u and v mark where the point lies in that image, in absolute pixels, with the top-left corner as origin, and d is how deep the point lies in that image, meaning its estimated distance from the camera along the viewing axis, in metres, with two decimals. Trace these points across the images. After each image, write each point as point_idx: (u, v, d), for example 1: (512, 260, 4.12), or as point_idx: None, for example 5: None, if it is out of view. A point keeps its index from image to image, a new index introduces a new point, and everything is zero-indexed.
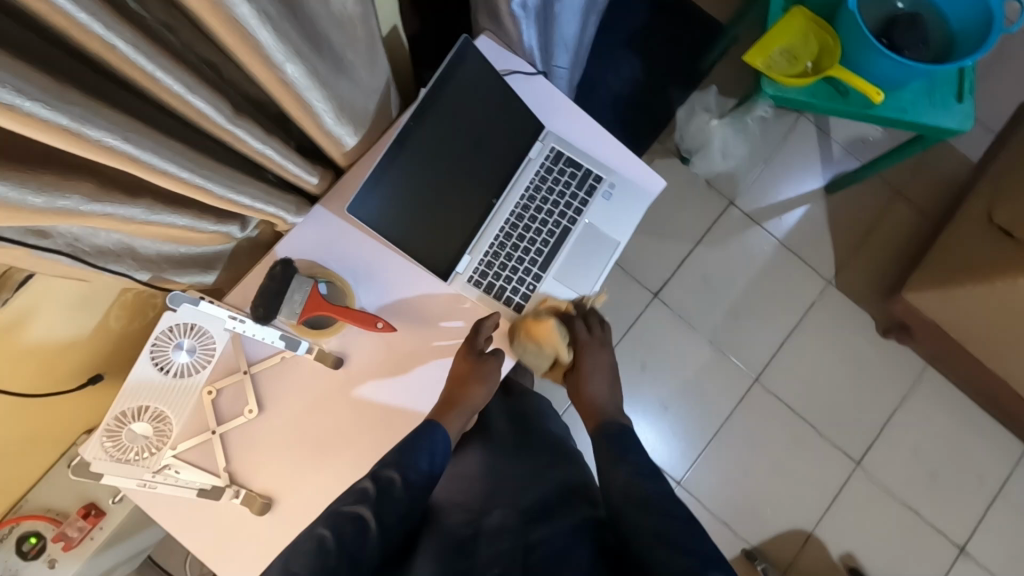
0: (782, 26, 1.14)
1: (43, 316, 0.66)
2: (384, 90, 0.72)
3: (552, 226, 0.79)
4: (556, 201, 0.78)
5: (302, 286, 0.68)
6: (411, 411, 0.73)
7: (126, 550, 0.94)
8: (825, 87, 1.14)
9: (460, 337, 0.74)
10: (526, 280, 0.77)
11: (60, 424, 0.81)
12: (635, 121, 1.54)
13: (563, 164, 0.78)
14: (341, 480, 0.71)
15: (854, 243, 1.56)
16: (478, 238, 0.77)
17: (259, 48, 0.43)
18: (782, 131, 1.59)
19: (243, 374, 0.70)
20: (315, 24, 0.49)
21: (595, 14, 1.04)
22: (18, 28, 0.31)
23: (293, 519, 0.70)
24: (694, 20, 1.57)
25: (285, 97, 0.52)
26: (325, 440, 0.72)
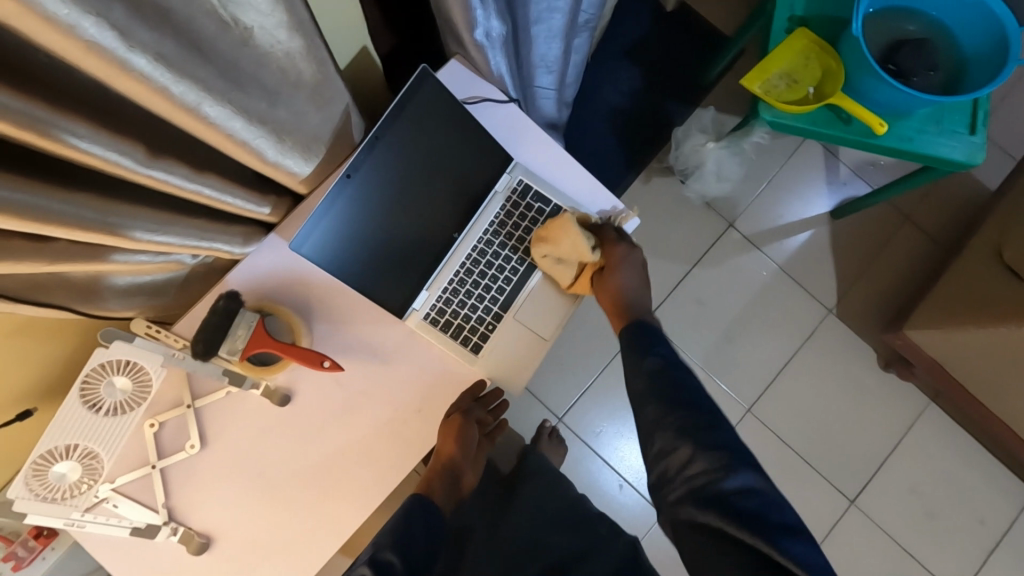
0: (782, 48, 1.08)
1: None
2: (342, 117, 0.69)
3: (515, 263, 0.75)
4: (521, 237, 0.75)
5: (246, 320, 0.66)
6: (359, 456, 0.70)
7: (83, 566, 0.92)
8: (826, 114, 1.08)
9: (413, 380, 0.71)
10: (485, 318, 0.73)
11: None
12: (633, 136, 1.49)
13: (530, 199, 0.74)
14: (282, 522, 0.69)
15: (858, 271, 1.50)
16: (438, 275, 0.73)
17: (162, 92, 0.40)
18: (785, 152, 1.54)
19: (185, 408, 0.68)
20: (235, 60, 0.46)
21: (582, 32, 1.00)
22: None
23: (234, 561, 0.68)
24: (700, 34, 1.52)
25: (210, 138, 0.50)
26: (269, 481, 0.69)
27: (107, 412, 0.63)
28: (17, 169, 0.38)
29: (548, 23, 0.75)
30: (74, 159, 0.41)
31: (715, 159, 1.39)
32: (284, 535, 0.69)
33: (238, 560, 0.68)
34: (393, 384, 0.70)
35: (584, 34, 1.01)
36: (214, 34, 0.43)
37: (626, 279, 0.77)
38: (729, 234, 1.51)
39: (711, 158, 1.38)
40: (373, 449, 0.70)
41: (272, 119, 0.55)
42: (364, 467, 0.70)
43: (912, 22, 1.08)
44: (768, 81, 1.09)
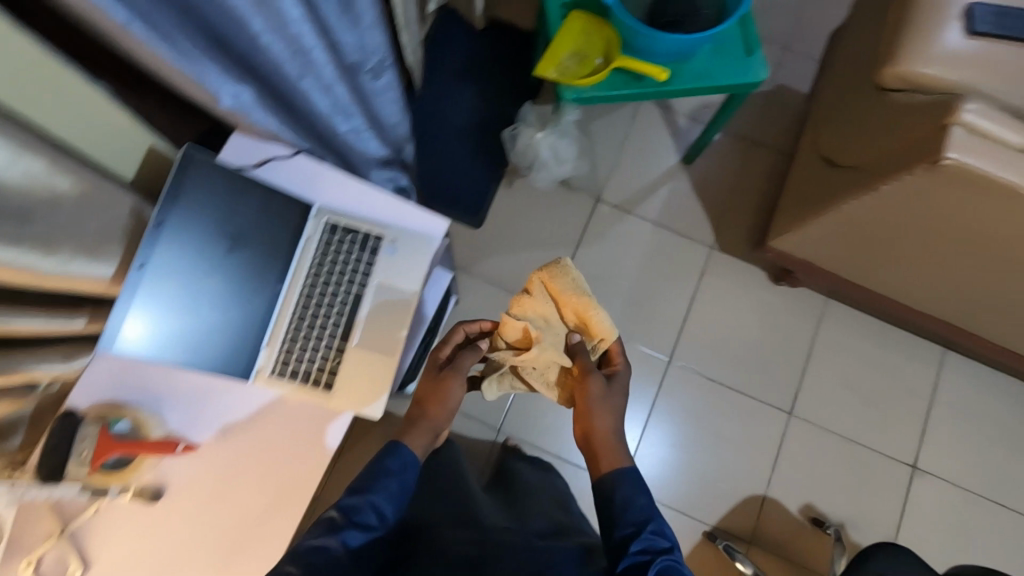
0: (564, 32, 1.19)
1: None
2: (132, 213, 0.72)
3: (345, 297, 0.79)
4: (342, 270, 0.79)
5: (89, 433, 0.69)
6: (245, 527, 0.71)
7: None
8: (617, 77, 1.16)
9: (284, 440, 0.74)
10: (330, 355, 0.78)
11: None
12: (483, 147, 1.57)
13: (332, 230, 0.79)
14: None
15: (725, 203, 1.60)
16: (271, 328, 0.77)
17: None
18: (626, 118, 1.64)
19: (58, 536, 0.69)
20: None
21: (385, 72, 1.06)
22: None
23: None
24: (515, 39, 1.63)
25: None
26: (213, 563, 0.70)
27: None
28: None
29: (308, 74, 0.81)
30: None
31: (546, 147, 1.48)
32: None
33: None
34: (254, 448, 0.73)
35: (387, 68, 1.07)
36: None
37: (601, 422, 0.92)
38: (599, 207, 1.59)
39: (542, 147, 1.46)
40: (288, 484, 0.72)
41: (29, 235, 0.57)
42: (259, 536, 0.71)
43: None
44: (559, 63, 1.18)
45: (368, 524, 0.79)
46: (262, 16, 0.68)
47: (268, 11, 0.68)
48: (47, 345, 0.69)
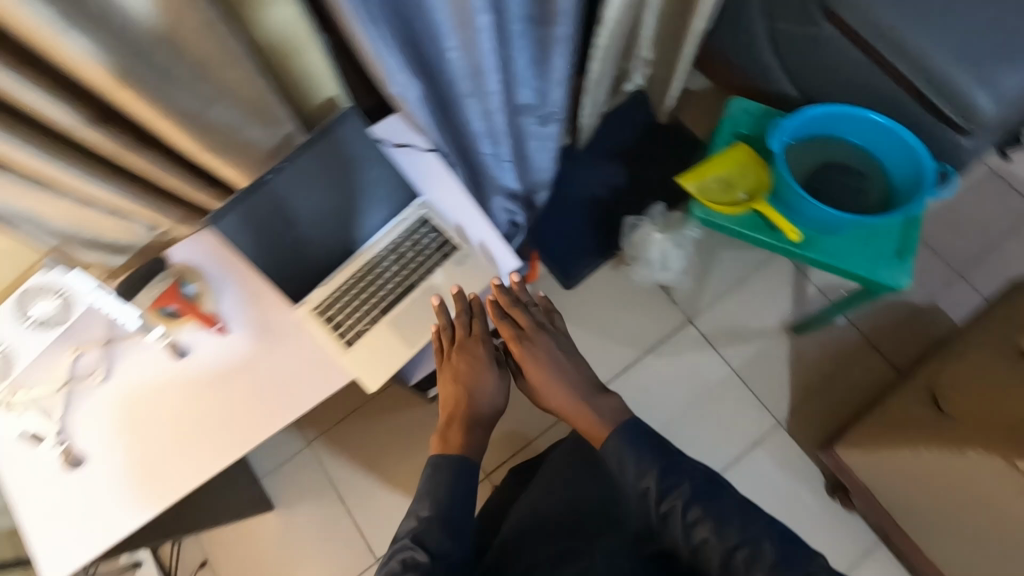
0: (724, 157, 1.20)
1: None
2: (288, 139, 0.85)
3: (391, 287, 0.86)
4: (404, 264, 0.87)
5: (164, 281, 0.81)
6: (205, 457, 0.79)
7: None
8: (754, 218, 1.17)
9: (279, 383, 0.82)
10: (365, 316, 0.84)
11: None
12: (606, 224, 1.60)
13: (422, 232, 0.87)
14: (159, 486, 0.78)
15: (815, 386, 1.49)
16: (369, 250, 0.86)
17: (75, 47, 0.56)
18: (754, 261, 1.60)
19: (101, 344, 0.82)
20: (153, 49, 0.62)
21: (549, 134, 1.23)
22: None
23: (106, 519, 0.77)
24: (685, 144, 1.66)
25: (125, 103, 0.66)
26: (174, 451, 0.79)
27: (40, 328, 0.76)
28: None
29: (479, 99, 0.91)
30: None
31: (661, 250, 1.32)
32: (191, 477, 0.78)
33: (118, 533, 0.76)
34: (248, 383, 0.82)
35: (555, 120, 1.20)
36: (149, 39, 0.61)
37: (549, 378, 0.90)
38: (688, 329, 1.55)
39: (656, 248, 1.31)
40: (324, 375, 0.82)
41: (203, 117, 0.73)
42: (224, 452, 0.79)
43: (849, 153, 1.16)
44: (702, 182, 1.19)
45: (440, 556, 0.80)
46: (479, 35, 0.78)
47: (465, 34, 0.80)
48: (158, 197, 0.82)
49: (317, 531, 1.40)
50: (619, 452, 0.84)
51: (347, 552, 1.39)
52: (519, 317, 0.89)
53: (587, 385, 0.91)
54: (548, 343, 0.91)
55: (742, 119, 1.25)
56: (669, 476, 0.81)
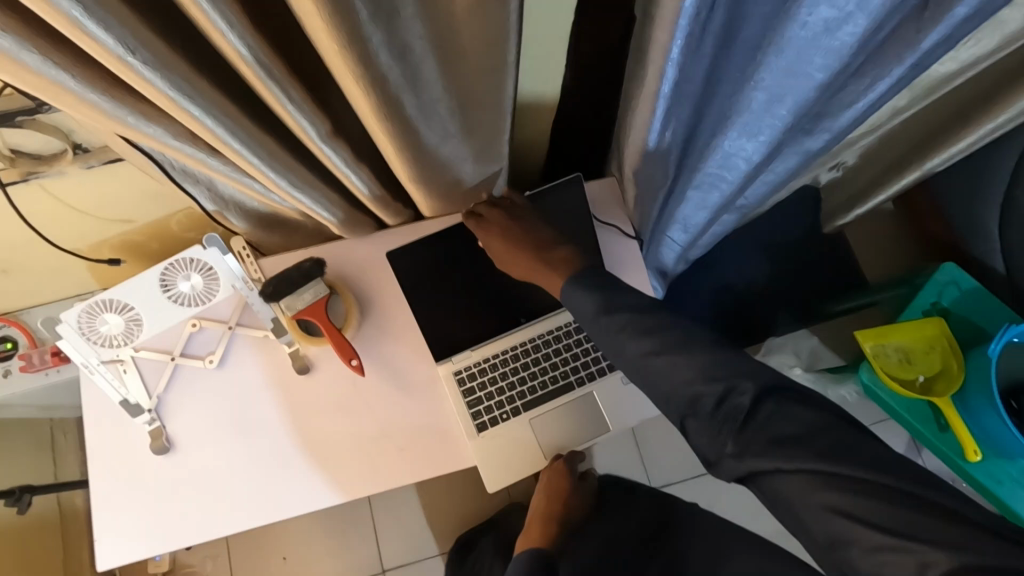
0: (914, 325, 1.04)
1: (123, 198, 0.71)
2: (493, 177, 0.73)
3: (543, 378, 0.77)
4: (562, 358, 0.78)
5: (315, 289, 0.71)
6: (293, 493, 0.72)
7: (47, 397, 1.01)
8: (924, 407, 1.04)
9: (393, 440, 0.73)
10: (506, 403, 0.76)
11: (65, 276, 0.87)
12: (731, 319, 1.46)
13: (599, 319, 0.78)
14: (244, 508, 0.71)
15: None
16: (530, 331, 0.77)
17: (359, 81, 0.45)
18: (869, 415, 1.44)
19: (226, 327, 0.74)
20: (426, 85, 0.51)
21: (729, 217, 1.11)
22: (178, 29, 0.39)
23: (180, 523, 0.70)
24: (847, 263, 1.49)
25: (372, 130, 0.54)
26: (265, 475, 0.72)
27: (179, 302, 0.69)
28: (238, 106, 0.47)
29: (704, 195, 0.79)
30: (258, 89, 0.43)
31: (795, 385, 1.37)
32: (278, 510, 0.71)
33: (185, 544, 0.70)
34: (362, 428, 0.74)
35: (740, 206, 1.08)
36: (430, 77, 0.50)
37: (495, 240, 0.73)
38: None
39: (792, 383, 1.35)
40: (446, 451, 0.73)
41: (432, 153, 0.61)
42: (314, 495, 0.72)
43: None
44: (881, 346, 1.04)
45: None
46: (748, 140, 0.67)
47: (740, 140, 0.67)
48: (345, 199, 0.71)
49: (336, 521, 1.34)
50: (572, 293, 0.65)
51: (360, 556, 1.32)
52: (481, 206, 0.74)
53: (544, 236, 0.72)
54: (515, 214, 0.74)
55: (949, 289, 1.08)
56: (612, 312, 0.61)
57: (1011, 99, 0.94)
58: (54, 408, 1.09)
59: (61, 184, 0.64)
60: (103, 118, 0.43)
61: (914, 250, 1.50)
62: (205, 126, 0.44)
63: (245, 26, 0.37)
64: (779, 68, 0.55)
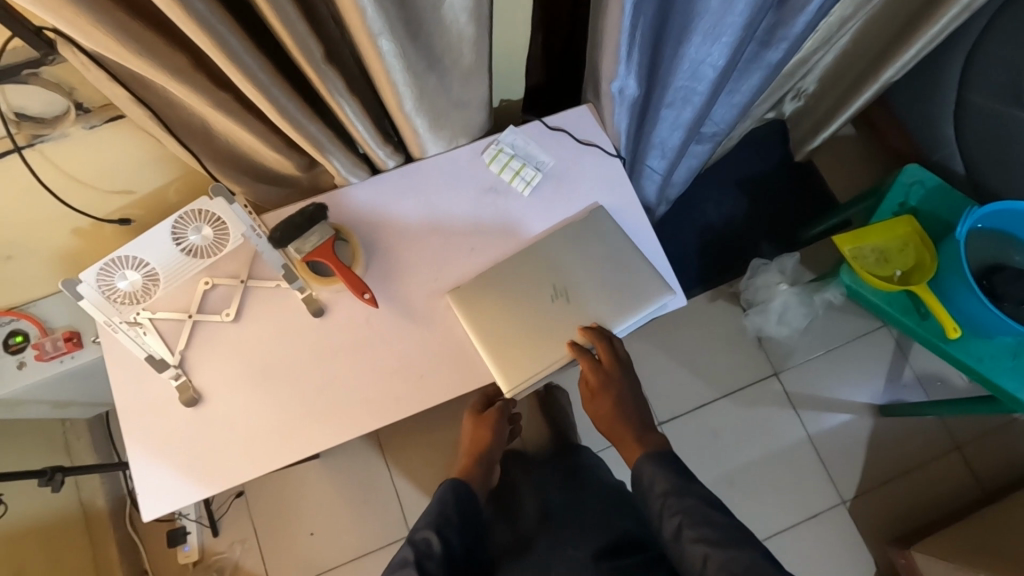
0: (885, 225, 1.10)
1: (122, 165, 0.74)
2: (477, 107, 0.77)
3: None
4: None
5: (322, 231, 0.74)
6: (322, 430, 0.75)
7: (61, 392, 1.02)
8: (903, 300, 1.10)
9: (411, 370, 0.77)
10: None
11: (68, 260, 0.89)
12: (715, 255, 1.51)
13: (628, 274, 0.79)
14: (277, 450, 0.74)
15: (888, 474, 1.42)
16: (564, 304, 0.78)
17: None
18: (857, 330, 1.50)
19: (239, 282, 0.76)
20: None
21: (702, 145, 1.16)
22: None
23: (216, 464, 0.73)
24: (819, 189, 1.55)
25: (364, 52, 0.57)
26: (292, 416, 0.75)
27: (191, 255, 0.72)
28: (237, 26, 0.50)
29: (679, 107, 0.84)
30: (258, 4, 0.47)
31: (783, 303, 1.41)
32: (309, 444, 0.75)
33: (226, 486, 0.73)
34: (381, 362, 0.77)
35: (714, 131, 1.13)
36: None
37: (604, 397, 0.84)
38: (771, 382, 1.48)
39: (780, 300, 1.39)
40: (463, 373, 0.78)
41: (422, 78, 0.65)
42: (342, 429, 0.75)
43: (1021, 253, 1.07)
44: (858, 248, 1.10)
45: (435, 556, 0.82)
46: (713, 44, 0.72)
47: (707, 42, 0.71)
48: (340, 142, 0.74)
49: (356, 492, 1.37)
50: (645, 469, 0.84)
51: (385, 523, 1.35)
52: (603, 354, 0.77)
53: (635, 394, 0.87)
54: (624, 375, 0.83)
55: (914, 190, 1.15)
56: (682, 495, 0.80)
57: None
58: (67, 406, 1.11)
59: (64, 150, 0.67)
60: (114, 42, 0.46)
61: (879, 169, 1.57)
62: (212, 42, 0.47)
63: None
64: None
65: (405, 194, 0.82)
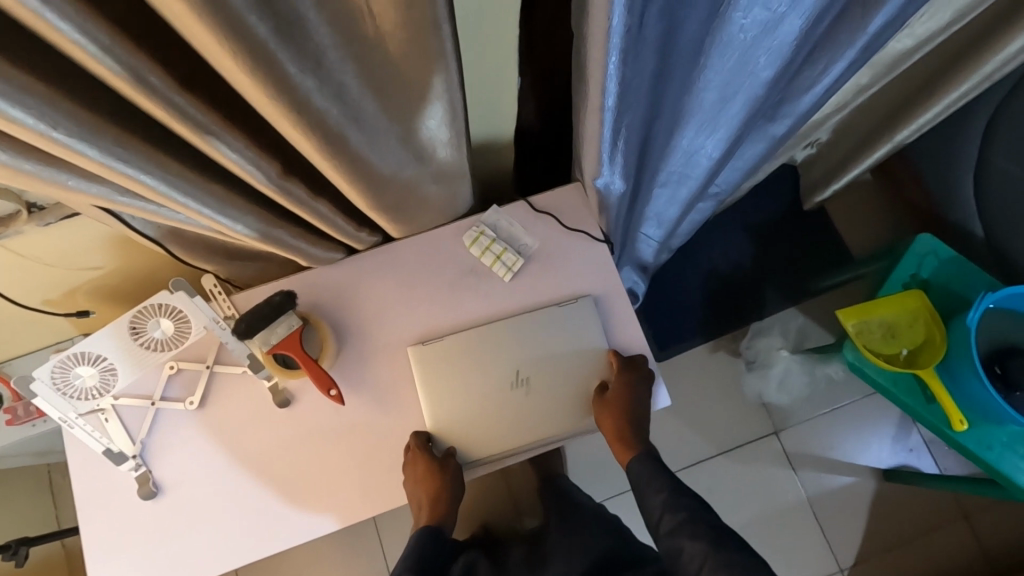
0: (894, 300, 1.05)
1: (86, 249, 0.71)
2: (456, 194, 0.73)
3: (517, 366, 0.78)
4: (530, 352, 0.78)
5: (289, 322, 0.71)
6: (283, 528, 0.72)
7: (38, 447, 1.01)
8: (909, 381, 1.04)
9: (378, 467, 0.74)
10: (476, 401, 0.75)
11: (42, 325, 0.87)
12: (720, 306, 1.46)
13: (598, 373, 0.76)
14: (235, 547, 0.72)
15: (890, 545, 1.37)
16: (523, 393, 0.75)
17: (297, 123, 0.44)
18: (863, 390, 1.44)
19: (203, 367, 0.74)
20: (372, 119, 0.51)
21: (704, 207, 1.11)
22: (102, 92, 0.39)
23: (172, 560, 0.71)
24: (831, 240, 1.49)
25: (325, 168, 0.54)
26: (254, 513, 0.72)
27: (151, 348, 0.69)
28: (180, 159, 0.47)
29: None
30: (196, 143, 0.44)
31: (784, 369, 1.38)
32: (274, 540, 0.72)
33: None
34: (347, 456, 0.74)
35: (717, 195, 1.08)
36: (375, 112, 0.50)
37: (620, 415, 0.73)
38: (770, 440, 1.43)
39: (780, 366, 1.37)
40: None
41: (391, 182, 0.61)
42: (302, 528, 0.72)
43: None
44: (864, 323, 1.05)
45: None
46: (707, 138, 0.67)
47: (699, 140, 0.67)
48: (311, 230, 0.71)
49: None
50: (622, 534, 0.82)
51: None
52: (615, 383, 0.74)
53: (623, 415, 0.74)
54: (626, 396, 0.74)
55: (927, 261, 1.09)
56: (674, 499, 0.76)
57: (971, 68, 0.94)
58: (47, 456, 1.09)
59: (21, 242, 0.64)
60: (40, 183, 0.43)
61: (895, 220, 1.50)
62: (148, 183, 0.44)
63: (169, 88, 0.37)
64: (722, 70, 0.55)
65: (379, 279, 0.78)
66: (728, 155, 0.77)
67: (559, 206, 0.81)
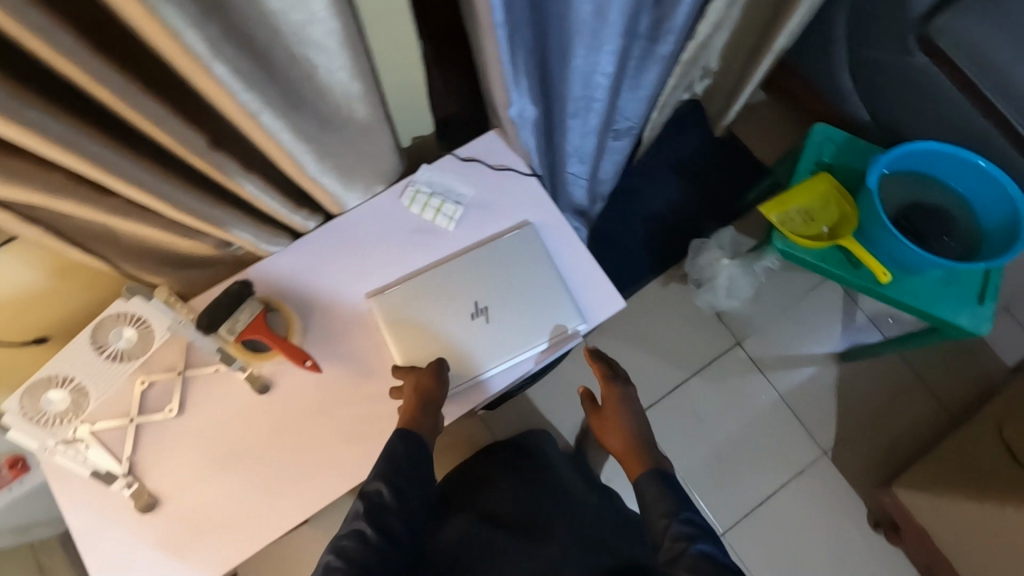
0: (805, 186, 1.15)
1: (31, 282, 0.71)
2: (384, 155, 0.77)
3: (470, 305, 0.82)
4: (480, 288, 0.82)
5: (251, 308, 0.73)
6: (287, 507, 0.73)
7: (18, 518, 0.97)
8: (835, 254, 1.14)
9: (368, 428, 0.76)
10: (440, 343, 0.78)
11: None
12: (662, 240, 1.54)
13: (551, 295, 0.80)
14: (243, 536, 0.72)
15: (862, 420, 1.47)
16: (482, 321, 0.79)
17: (216, 79, 0.48)
18: (804, 286, 1.55)
19: (176, 373, 0.75)
20: (284, 74, 0.55)
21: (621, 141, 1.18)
22: (22, 73, 0.42)
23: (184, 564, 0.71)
24: (746, 159, 1.60)
25: (251, 133, 0.57)
26: (254, 499, 0.73)
27: (115, 359, 0.73)
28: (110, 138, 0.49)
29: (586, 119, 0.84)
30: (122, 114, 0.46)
31: (727, 275, 1.44)
32: (281, 521, 0.73)
33: None
34: (336, 425, 0.76)
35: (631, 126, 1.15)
36: (286, 65, 0.54)
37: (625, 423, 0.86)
38: (735, 351, 1.52)
39: (724, 273, 1.43)
40: None
41: (318, 143, 0.65)
42: (306, 503, 0.73)
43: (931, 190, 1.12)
44: (784, 212, 1.14)
45: (385, 508, 0.68)
46: (597, 54, 0.74)
47: (590, 55, 0.73)
48: (253, 217, 0.73)
49: None
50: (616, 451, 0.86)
51: None
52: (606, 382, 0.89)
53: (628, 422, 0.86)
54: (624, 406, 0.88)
55: (825, 147, 1.20)
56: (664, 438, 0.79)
57: None
58: (29, 530, 1.05)
59: None
60: None
61: (798, 129, 1.62)
62: (84, 159, 0.47)
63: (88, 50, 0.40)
64: None
65: (328, 254, 0.81)
66: (623, 72, 0.83)
67: (484, 153, 0.86)
